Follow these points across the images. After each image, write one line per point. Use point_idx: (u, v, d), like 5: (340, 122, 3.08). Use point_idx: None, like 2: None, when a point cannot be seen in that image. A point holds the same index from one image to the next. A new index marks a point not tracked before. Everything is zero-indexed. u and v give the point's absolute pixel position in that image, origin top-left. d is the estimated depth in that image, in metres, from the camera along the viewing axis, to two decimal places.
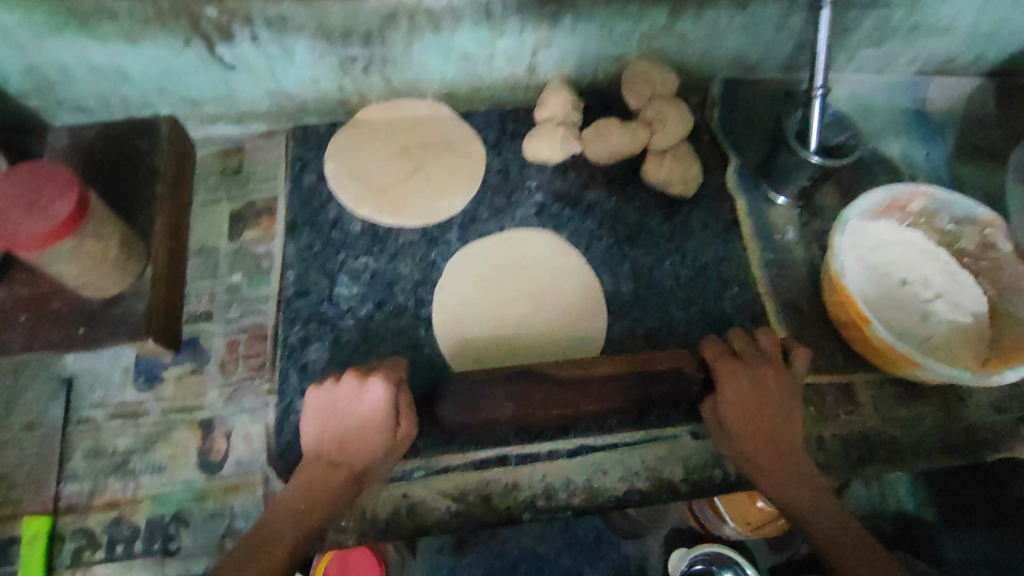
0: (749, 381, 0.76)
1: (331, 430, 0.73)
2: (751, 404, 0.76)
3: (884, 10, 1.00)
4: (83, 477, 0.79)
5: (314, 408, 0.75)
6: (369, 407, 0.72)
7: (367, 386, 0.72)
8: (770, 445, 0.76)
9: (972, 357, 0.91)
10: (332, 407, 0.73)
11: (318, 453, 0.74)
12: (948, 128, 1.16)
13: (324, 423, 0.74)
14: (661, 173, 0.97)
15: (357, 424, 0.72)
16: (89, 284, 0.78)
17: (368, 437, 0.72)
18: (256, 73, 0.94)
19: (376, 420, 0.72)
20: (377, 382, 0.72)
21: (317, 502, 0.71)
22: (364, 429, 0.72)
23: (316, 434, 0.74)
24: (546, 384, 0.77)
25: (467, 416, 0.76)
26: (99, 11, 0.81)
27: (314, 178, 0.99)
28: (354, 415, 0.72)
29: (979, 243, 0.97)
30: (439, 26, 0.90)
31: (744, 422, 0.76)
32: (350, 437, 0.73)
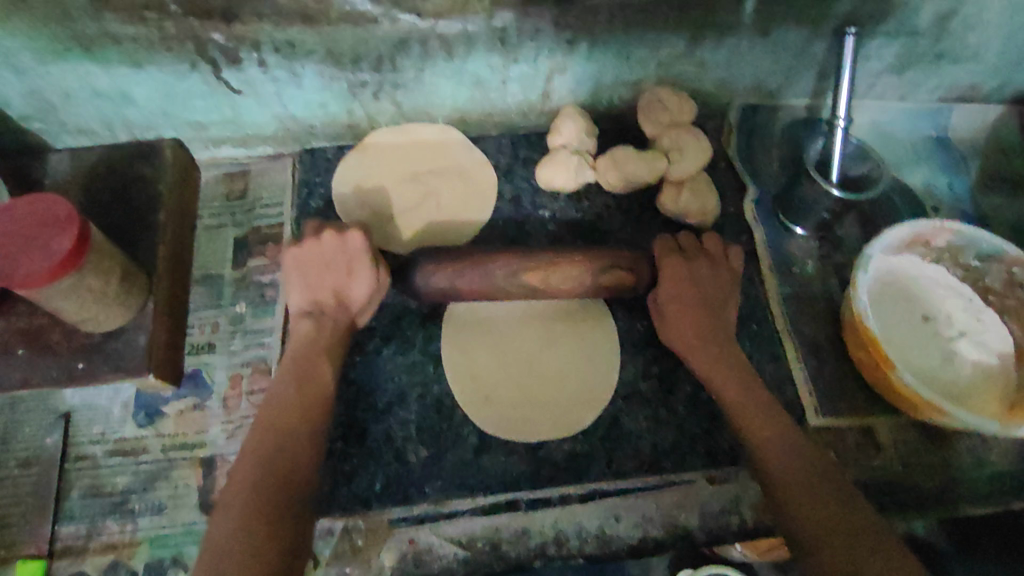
0: (692, 267, 0.84)
1: (315, 285, 0.82)
2: (693, 297, 0.82)
3: (910, 38, 0.98)
4: (81, 518, 0.77)
5: (297, 268, 0.82)
6: (350, 252, 0.82)
7: (347, 237, 0.82)
8: (711, 340, 0.81)
9: (999, 402, 0.88)
10: (319, 258, 0.82)
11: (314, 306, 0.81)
12: (971, 157, 1.13)
13: (309, 279, 0.82)
14: (679, 204, 0.94)
15: (340, 273, 0.81)
16: (88, 319, 0.76)
17: (351, 282, 0.82)
18: (263, 97, 0.92)
19: (356, 261, 0.82)
20: (356, 235, 0.82)
21: (304, 352, 0.78)
22: (347, 272, 0.82)
23: (302, 292, 0.82)
24: (500, 263, 0.81)
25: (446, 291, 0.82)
26: (103, 36, 0.78)
27: (320, 205, 0.96)
28: (337, 265, 0.82)
29: (1005, 281, 0.94)
30: (452, 51, 0.88)
31: (689, 319, 0.81)
32: (330, 284, 0.81)
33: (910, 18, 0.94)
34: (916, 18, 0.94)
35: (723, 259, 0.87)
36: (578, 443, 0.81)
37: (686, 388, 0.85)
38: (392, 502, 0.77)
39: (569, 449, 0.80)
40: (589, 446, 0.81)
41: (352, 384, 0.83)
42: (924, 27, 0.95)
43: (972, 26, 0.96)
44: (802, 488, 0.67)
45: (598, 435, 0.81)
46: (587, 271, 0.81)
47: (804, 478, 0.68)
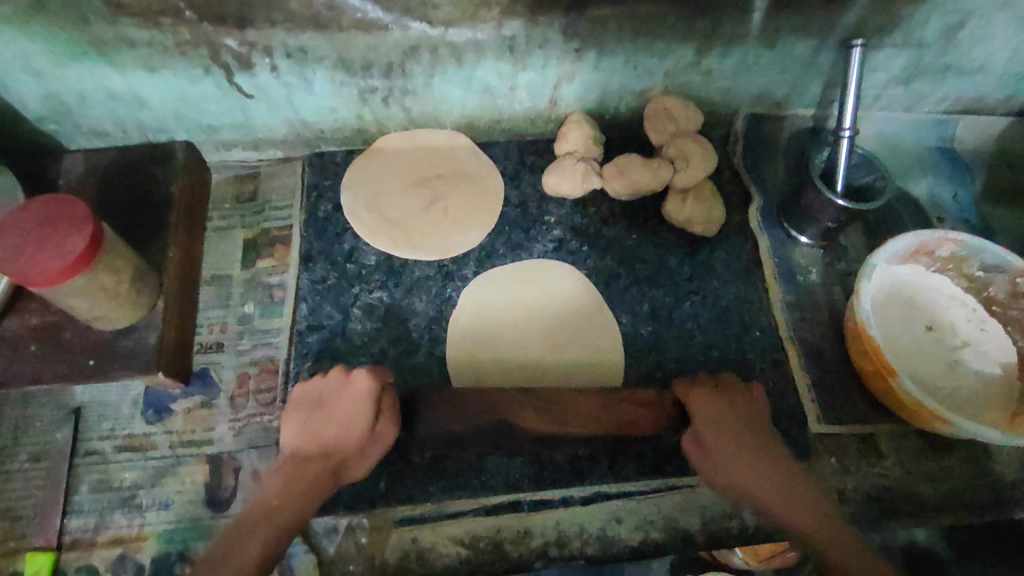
0: (726, 417, 0.76)
1: (311, 428, 0.73)
2: (722, 418, 0.76)
3: (916, 50, 0.98)
4: (89, 512, 0.78)
5: (298, 406, 0.74)
6: (353, 399, 0.72)
7: (353, 376, 0.74)
8: (755, 457, 0.74)
9: (1001, 412, 0.89)
10: (321, 397, 0.74)
11: (300, 451, 0.72)
12: (976, 168, 1.14)
13: (307, 421, 0.73)
14: (683, 212, 0.95)
15: (337, 416, 0.73)
16: (100, 316, 0.77)
17: (348, 432, 0.72)
18: (275, 102, 0.93)
19: (358, 408, 0.72)
20: (361, 374, 0.73)
21: (294, 500, 0.69)
22: (346, 422, 0.72)
23: (297, 434, 0.73)
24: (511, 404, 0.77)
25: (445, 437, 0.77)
26: (119, 40, 0.80)
27: (329, 208, 0.98)
28: (337, 407, 0.73)
29: (1009, 292, 0.94)
30: (460, 59, 0.89)
31: (733, 452, 0.74)
32: (326, 435, 0.72)
33: (916, 30, 0.95)
34: (922, 30, 0.95)
35: (745, 392, 0.79)
36: (581, 446, 0.81)
37: None
38: (396, 502, 0.78)
39: (572, 452, 0.81)
40: (592, 449, 0.82)
41: None
42: (929, 39, 0.96)
43: (978, 38, 0.97)
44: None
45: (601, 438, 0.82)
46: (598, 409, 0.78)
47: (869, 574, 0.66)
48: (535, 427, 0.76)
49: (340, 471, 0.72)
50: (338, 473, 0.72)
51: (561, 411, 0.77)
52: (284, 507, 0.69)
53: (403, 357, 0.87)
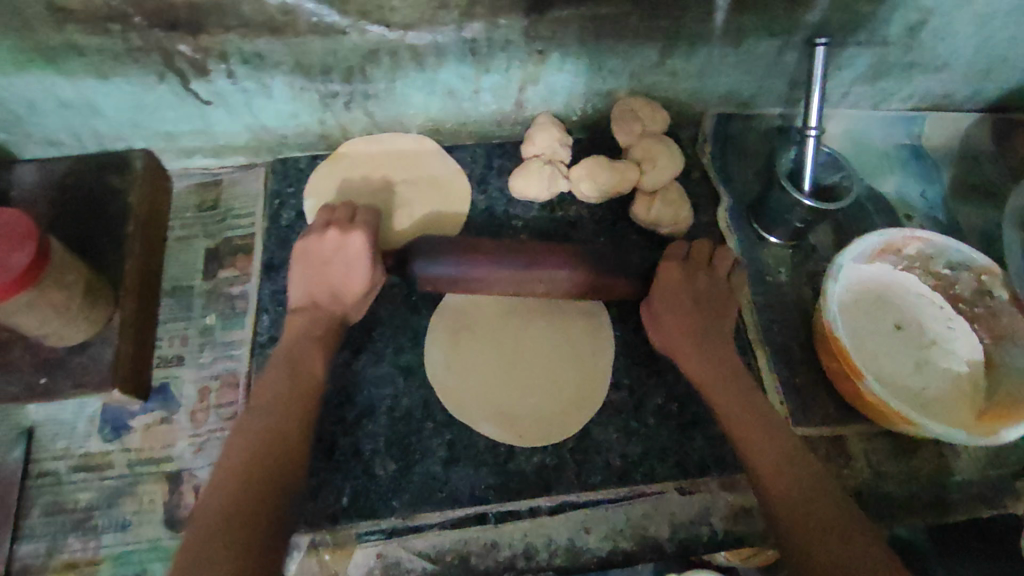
0: (693, 300, 0.82)
1: (315, 279, 0.82)
2: (717, 365, 0.80)
3: (881, 48, 0.98)
4: (41, 536, 0.77)
5: (304, 256, 0.83)
6: (354, 252, 0.81)
7: (350, 237, 0.81)
8: (693, 338, 0.82)
9: (969, 409, 0.89)
10: (321, 254, 0.82)
11: (311, 300, 0.82)
12: (944, 164, 1.14)
13: (312, 272, 0.82)
14: (650, 215, 0.95)
15: (343, 264, 0.81)
16: (51, 333, 0.75)
17: (350, 277, 0.81)
18: (233, 108, 0.91)
19: (359, 259, 0.81)
20: (358, 233, 0.81)
21: (300, 346, 0.78)
22: (348, 270, 0.81)
23: (304, 290, 0.82)
24: (500, 258, 0.83)
25: (453, 281, 0.82)
26: (66, 47, 0.78)
27: (292, 216, 0.96)
28: (341, 259, 0.81)
29: (975, 289, 0.94)
30: (422, 62, 0.88)
31: (703, 355, 0.80)
32: (333, 273, 0.81)
33: (880, 28, 0.95)
34: (886, 29, 0.95)
35: (722, 275, 0.85)
36: (547, 455, 0.80)
37: (655, 400, 0.85)
38: (359, 517, 0.76)
39: (538, 461, 0.80)
40: (558, 458, 0.80)
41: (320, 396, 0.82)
42: (893, 37, 0.96)
43: (942, 36, 0.97)
44: (787, 481, 0.68)
45: (568, 446, 0.81)
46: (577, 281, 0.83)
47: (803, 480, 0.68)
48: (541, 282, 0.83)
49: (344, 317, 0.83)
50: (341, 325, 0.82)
51: (545, 285, 0.84)
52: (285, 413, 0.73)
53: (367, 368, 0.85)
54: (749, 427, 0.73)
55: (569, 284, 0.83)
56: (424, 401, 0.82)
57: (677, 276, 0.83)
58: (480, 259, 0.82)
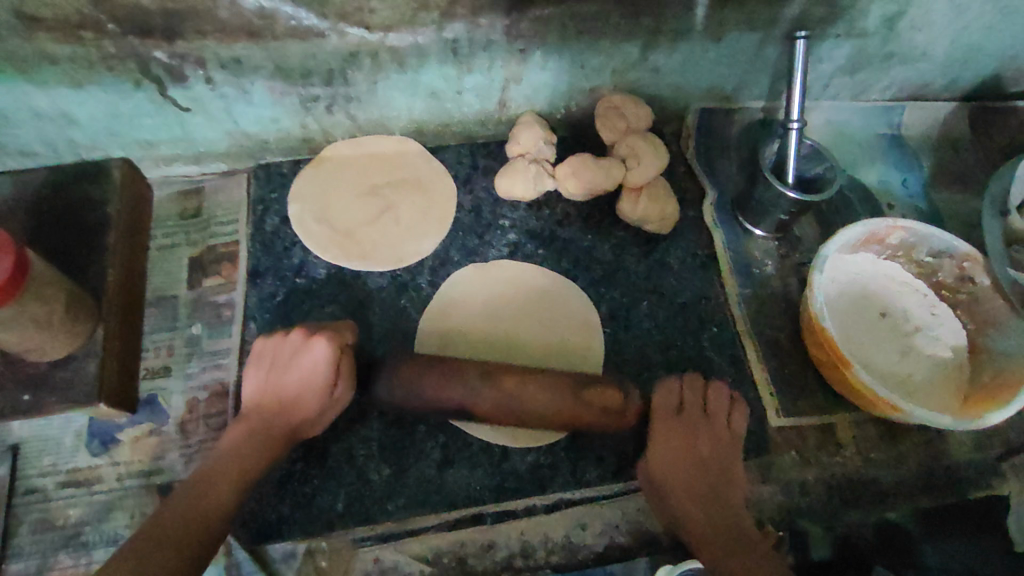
0: (685, 434, 0.77)
1: (273, 381, 0.76)
2: (679, 464, 0.77)
3: (860, 39, 0.99)
4: (31, 553, 0.77)
5: (260, 358, 0.79)
6: (311, 362, 0.74)
7: (312, 343, 0.74)
8: (700, 489, 0.76)
9: (953, 394, 0.90)
10: (284, 358, 0.76)
11: (257, 410, 0.76)
12: (925, 153, 1.15)
13: (267, 376, 0.77)
14: (637, 211, 0.95)
15: (297, 373, 0.75)
16: (32, 348, 0.73)
17: (306, 391, 0.74)
18: (213, 114, 0.90)
19: (314, 373, 0.74)
20: (320, 342, 0.74)
21: (248, 455, 0.72)
22: (304, 378, 0.74)
23: (257, 389, 0.77)
24: (468, 375, 0.73)
25: (403, 401, 0.74)
26: (38, 56, 0.76)
27: (276, 222, 0.95)
28: (297, 368, 0.75)
29: (957, 276, 0.95)
30: (404, 64, 0.87)
31: (688, 480, 0.76)
32: (287, 383, 0.75)
33: (858, 20, 0.95)
34: (864, 21, 0.95)
35: (722, 424, 0.79)
36: (542, 454, 0.80)
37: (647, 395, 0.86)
38: (354, 523, 0.76)
39: (533, 461, 0.80)
40: (552, 457, 0.80)
41: (308, 438, 0.79)
42: (871, 28, 0.97)
43: (918, 26, 0.98)
44: (730, 554, 0.72)
45: (561, 446, 0.81)
46: (549, 404, 0.72)
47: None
48: (511, 385, 0.72)
49: (298, 429, 0.75)
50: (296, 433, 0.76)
51: (523, 403, 0.72)
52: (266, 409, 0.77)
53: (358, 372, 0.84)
54: (692, 489, 0.76)
55: (555, 411, 0.72)
56: None
57: (670, 425, 0.78)
58: (453, 398, 0.72)
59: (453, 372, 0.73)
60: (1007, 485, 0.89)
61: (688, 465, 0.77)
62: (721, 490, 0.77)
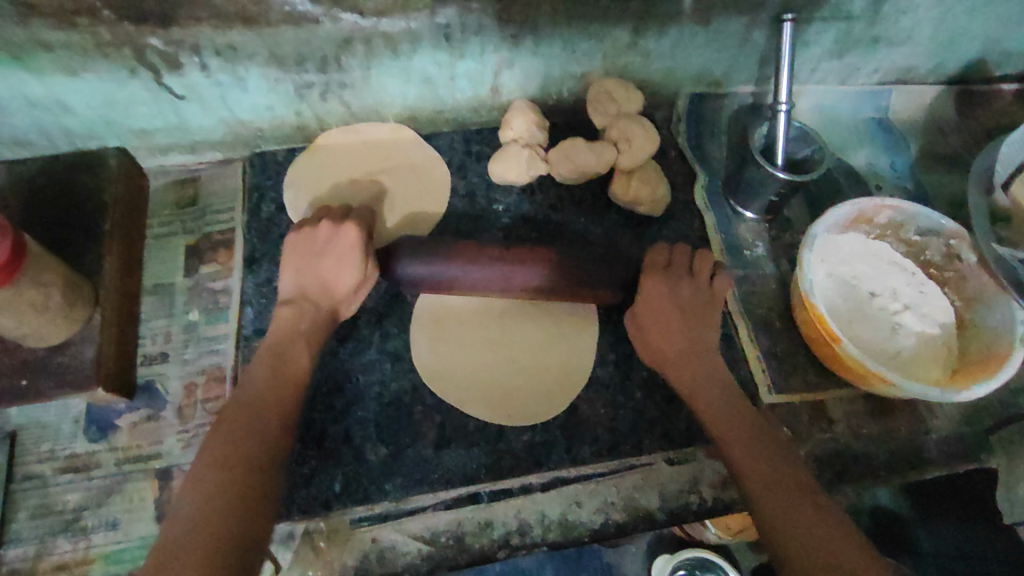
0: (668, 297, 0.82)
1: (305, 269, 0.81)
2: (674, 318, 0.82)
3: (846, 23, 1.01)
4: (30, 539, 0.77)
5: (295, 249, 0.82)
6: (346, 244, 0.80)
7: (342, 228, 0.81)
8: (691, 362, 0.80)
9: (942, 369, 0.91)
10: (313, 246, 0.82)
11: (297, 287, 0.81)
12: (911, 136, 1.17)
13: (301, 270, 0.81)
14: (630, 194, 0.96)
15: (334, 257, 0.80)
16: (30, 334, 0.74)
17: (341, 273, 0.80)
18: (207, 102, 0.91)
19: (349, 252, 0.80)
20: (350, 227, 0.81)
21: (302, 340, 0.77)
22: (338, 264, 0.80)
23: (294, 281, 0.81)
24: (479, 264, 0.81)
25: (430, 280, 0.81)
26: (32, 43, 0.76)
27: (272, 209, 0.95)
28: (332, 251, 0.81)
29: (944, 254, 0.98)
30: (397, 49, 0.88)
31: (686, 367, 0.80)
32: (322, 271, 0.80)
33: (845, 4, 0.97)
34: (850, 4, 0.97)
35: (705, 282, 0.86)
36: (537, 434, 0.81)
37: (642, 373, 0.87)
38: (352, 503, 0.76)
39: (529, 440, 0.81)
40: (548, 436, 0.81)
41: (309, 385, 0.82)
42: (858, 11, 0.99)
43: (904, 9, 0.99)
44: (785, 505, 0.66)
45: (557, 424, 0.82)
46: (554, 286, 0.82)
47: (761, 462, 0.71)
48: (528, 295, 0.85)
49: (336, 310, 0.81)
50: (333, 313, 0.81)
51: (539, 289, 0.84)
52: (279, 397, 0.71)
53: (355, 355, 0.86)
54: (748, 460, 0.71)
55: (536, 284, 0.83)
56: (412, 386, 0.83)
57: (656, 276, 0.84)
58: (464, 269, 0.81)
59: (465, 281, 0.82)
60: (995, 458, 0.91)
61: (710, 389, 0.78)
62: (706, 356, 0.81)
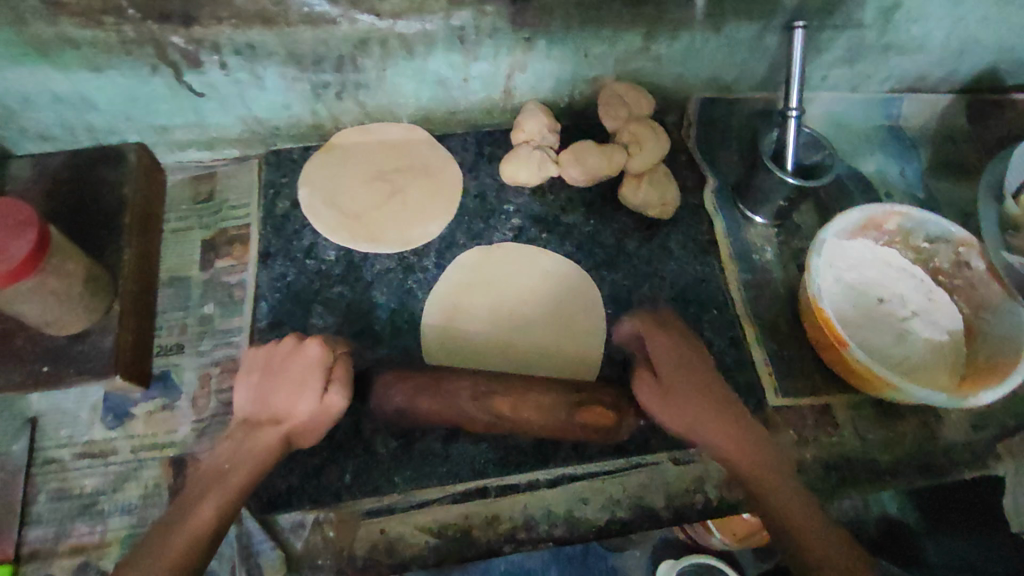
0: (670, 341, 0.81)
1: (262, 394, 0.74)
2: (688, 373, 0.78)
3: (857, 30, 1.01)
4: (49, 521, 0.79)
5: (252, 368, 0.76)
6: (304, 365, 0.73)
7: (304, 347, 0.75)
8: (732, 432, 0.76)
9: (949, 375, 0.92)
10: (273, 364, 0.75)
11: (247, 419, 0.74)
12: (922, 144, 1.17)
13: (259, 386, 0.75)
14: (639, 196, 0.97)
15: (287, 383, 0.73)
16: (52, 322, 0.76)
17: (296, 400, 0.72)
18: (226, 100, 0.93)
19: (307, 375, 0.73)
20: (312, 345, 0.74)
21: (242, 466, 0.70)
22: (293, 392, 0.72)
23: (250, 399, 0.75)
24: (463, 386, 0.76)
25: (401, 412, 0.77)
26: (61, 40, 0.79)
27: (287, 205, 0.97)
28: (287, 375, 0.74)
29: (953, 261, 0.98)
30: (412, 51, 0.90)
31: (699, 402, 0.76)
32: (276, 400, 0.73)
33: (856, 11, 0.98)
34: (861, 12, 0.98)
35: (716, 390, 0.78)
36: None
37: None
38: (362, 493, 0.77)
39: (537, 436, 0.81)
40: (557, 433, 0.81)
41: None
42: (869, 19, 0.99)
43: (915, 17, 1.00)
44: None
45: None
46: (547, 417, 0.75)
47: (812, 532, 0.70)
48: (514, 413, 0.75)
49: (292, 437, 0.73)
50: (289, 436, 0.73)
51: (515, 399, 0.74)
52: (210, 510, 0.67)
53: (367, 350, 0.88)
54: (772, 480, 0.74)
55: (540, 421, 0.75)
56: None
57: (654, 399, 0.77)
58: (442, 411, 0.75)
59: (439, 411, 0.76)
60: (1002, 465, 0.91)
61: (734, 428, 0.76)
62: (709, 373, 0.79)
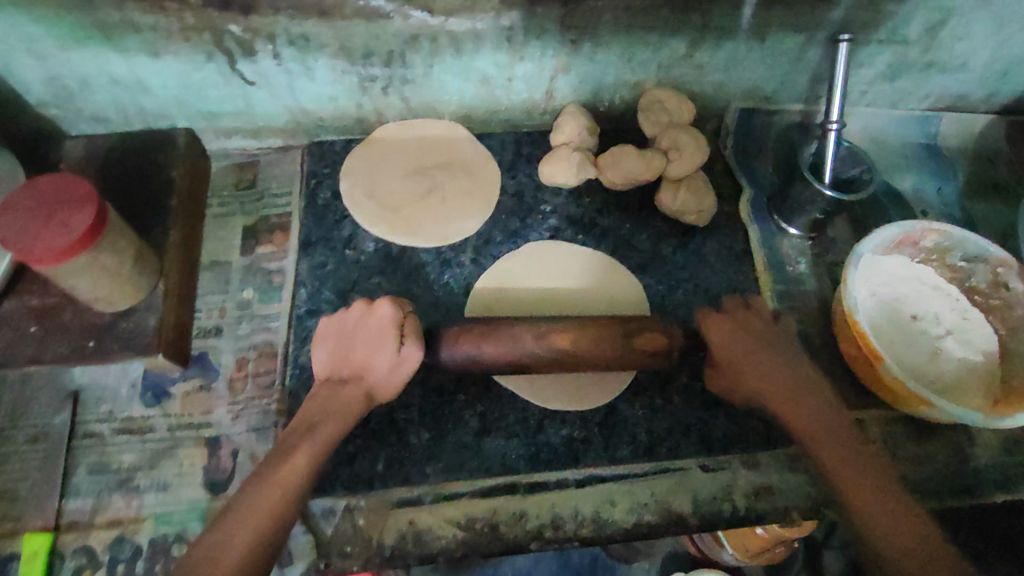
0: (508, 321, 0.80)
1: (342, 352, 0.78)
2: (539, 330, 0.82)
3: (901, 47, 1.01)
4: (87, 494, 0.80)
5: (325, 335, 0.80)
6: (378, 323, 0.77)
7: (376, 306, 0.78)
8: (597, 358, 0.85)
9: (983, 397, 0.91)
10: (348, 327, 0.79)
11: (328, 377, 0.78)
12: (960, 164, 1.16)
13: (336, 346, 0.79)
14: (676, 202, 0.97)
15: (366, 339, 0.77)
16: (102, 298, 0.77)
17: (376, 354, 0.76)
18: (275, 89, 0.94)
19: (384, 331, 0.76)
20: (384, 303, 0.78)
21: (333, 417, 0.74)
22: (373, 347, 0.76)
23: (329, 360, 0.79)
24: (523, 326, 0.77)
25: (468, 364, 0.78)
26: (123, 24, 0.81)
27: (328, 196, 0.98)
28: (365, 332, 0.77)
29: (991, 281, 0.97)
30: (461, 48, 0.91)
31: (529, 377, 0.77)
32: (356, 355, 0.77)
33: (901, 28, 0.97)
34: (907, 28, 0.97)
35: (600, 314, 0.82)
36: (575, 429, 0.85)
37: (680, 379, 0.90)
38: (393, 483, 0.81)
39: (567, 435, 0.85)
40: (586, 432, 0.85)
41: None
42: (913, 35, 0.99)
43: (960, 36, 1.00)
44: None
45: (595, 421, 0.86)
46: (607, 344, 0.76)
47: None
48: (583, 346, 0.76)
49: (372, 394, 0.77)
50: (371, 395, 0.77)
51: (578, 332, 0.77)
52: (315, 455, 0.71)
53: None
54: None
55: (610, 352, 0.77)
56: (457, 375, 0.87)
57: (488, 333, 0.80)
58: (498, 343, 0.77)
59: (509, 355, 0.77)
60: None
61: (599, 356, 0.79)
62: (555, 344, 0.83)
